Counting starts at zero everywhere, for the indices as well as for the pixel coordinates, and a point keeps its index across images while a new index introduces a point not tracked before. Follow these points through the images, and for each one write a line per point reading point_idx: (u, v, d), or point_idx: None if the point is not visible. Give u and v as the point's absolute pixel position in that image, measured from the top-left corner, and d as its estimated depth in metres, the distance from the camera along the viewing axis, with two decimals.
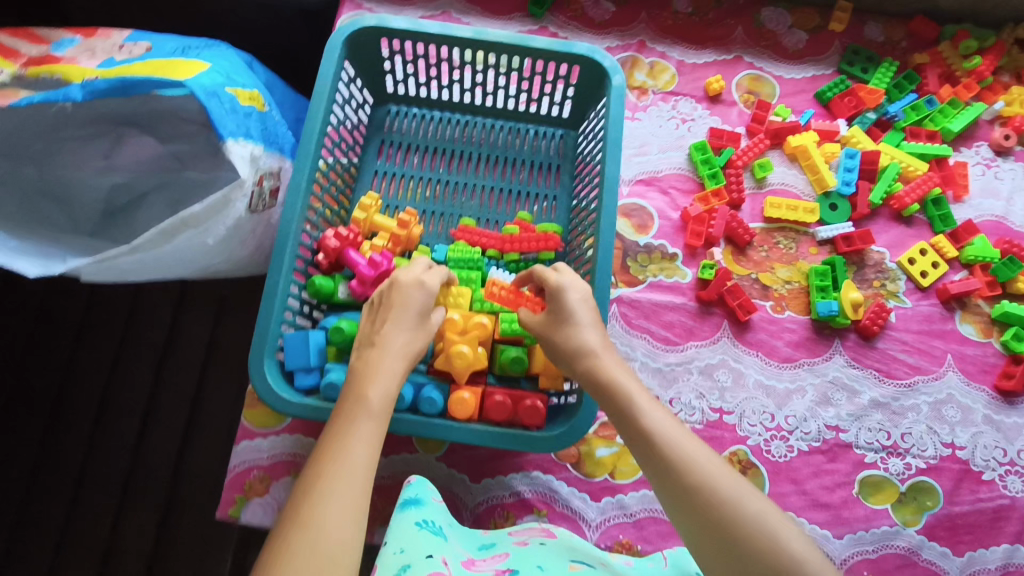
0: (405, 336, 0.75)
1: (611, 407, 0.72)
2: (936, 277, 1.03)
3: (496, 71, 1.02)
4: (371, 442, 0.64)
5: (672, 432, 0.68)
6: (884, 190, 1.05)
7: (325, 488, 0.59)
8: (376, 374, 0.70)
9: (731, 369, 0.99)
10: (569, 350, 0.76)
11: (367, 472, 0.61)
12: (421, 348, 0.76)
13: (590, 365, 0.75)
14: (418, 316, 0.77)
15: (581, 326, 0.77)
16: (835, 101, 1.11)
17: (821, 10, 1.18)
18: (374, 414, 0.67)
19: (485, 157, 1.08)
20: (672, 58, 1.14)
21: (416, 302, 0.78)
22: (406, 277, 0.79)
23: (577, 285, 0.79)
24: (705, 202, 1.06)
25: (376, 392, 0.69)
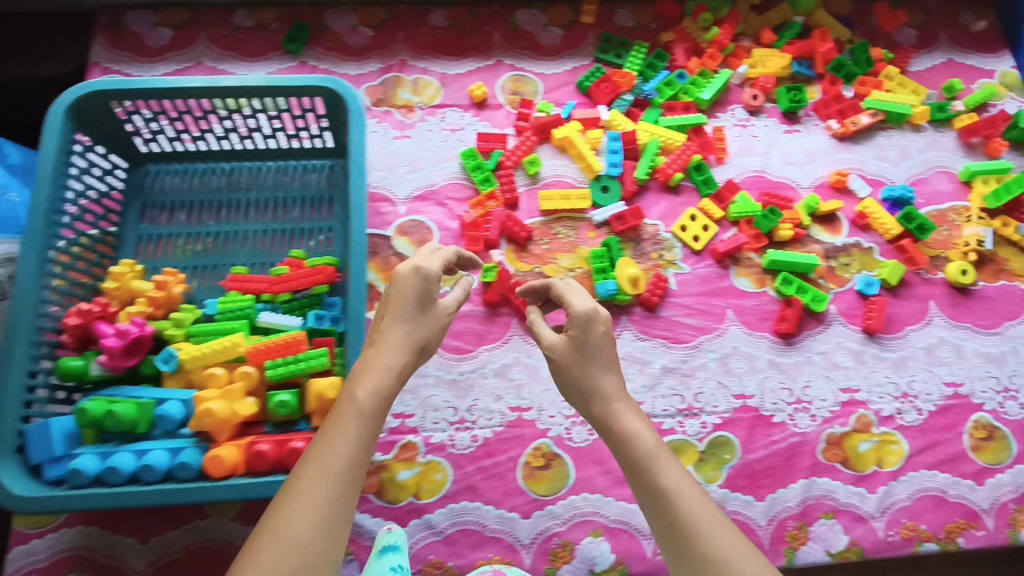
0: (390, 338, 0.73)
1: (626, 460, 0.70)
2: (708, 239, 1.08)
3: (242, 114, 1.01)
4: (359, 458, 0.64)
5: (682, 492, 0.65)
6: (647, 165, 1.10)
7: (297, 505, 0.59)
8: (365, 377, 0.69)
9: (524, 365, 1.00)
10: (583, 390, 0.75)
11: (342, 487, 0.61)
12: (427, 339, 0.75)
13: (609, 416, 0.72)
14: (412, 307, 0.74)
15: (601, 373, 0.74)
16: (592, 89, 1.15)
17: (572, 5, 1.22)
18: (348, 435, 0.64)
19: (254, 201, 1.06)
20: (434, 71, 1.16)
21: (412, 291, 0.75)
22: (403, 267, 0.77)
23: (599, 316, 0.76)
24: (480, 206, 1.07)
25: (352, 399, 0.67)
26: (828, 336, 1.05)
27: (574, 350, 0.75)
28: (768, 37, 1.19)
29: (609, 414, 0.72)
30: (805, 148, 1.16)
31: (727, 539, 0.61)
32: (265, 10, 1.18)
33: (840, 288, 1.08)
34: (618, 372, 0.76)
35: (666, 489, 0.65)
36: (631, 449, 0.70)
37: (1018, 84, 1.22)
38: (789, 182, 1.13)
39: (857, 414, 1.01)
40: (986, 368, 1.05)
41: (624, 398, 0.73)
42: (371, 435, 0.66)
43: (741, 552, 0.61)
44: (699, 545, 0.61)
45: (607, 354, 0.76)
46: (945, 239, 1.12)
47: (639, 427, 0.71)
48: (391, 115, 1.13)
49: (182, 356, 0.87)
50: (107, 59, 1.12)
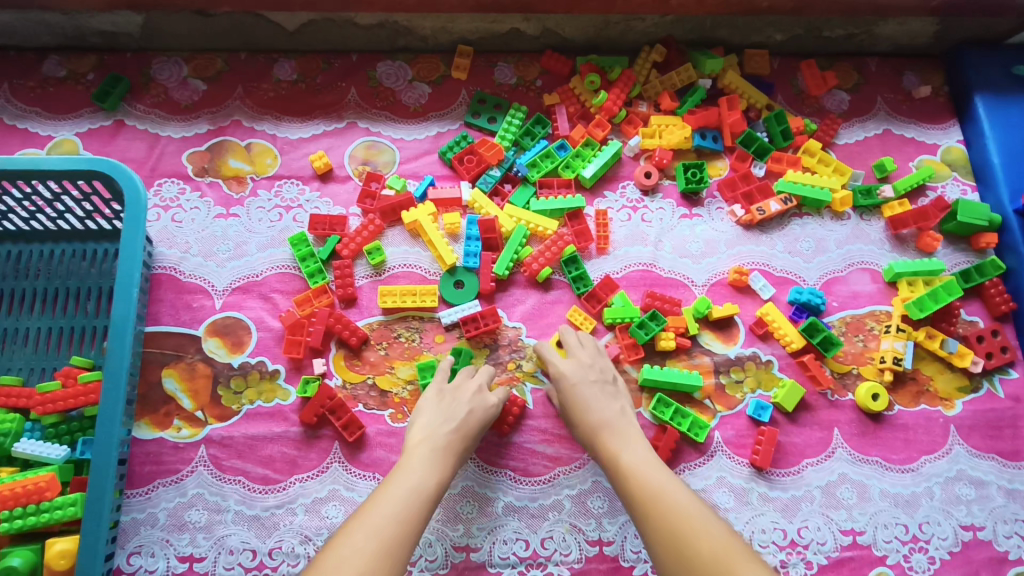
0: (438, 430, 0.77)
1: (617, 481, 0.74)
2: None
3: (15, 195, 0.85)
4: (416, 508, 0.67)
5: (661, 487, 0.70)
6: (509, 259, 0.94)
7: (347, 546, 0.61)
8: (420, 466, 0.73)
9: (342, 501, 0.84)
10: (583, 429, 0.81)
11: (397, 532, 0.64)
12: (461, 440, 0.78)
13: (597, 444, 0.79)
14: (464, 409, 0.80)
15: (591, 406, 0.81)
16: (454, 162, 0.99)
17: (444, 57, 1.06)
18: (405, 489, 0.69)
19: (41, 292, 0.90)
20: (271, 135, 1.00)
21: (467, 407, 0.81)
22: (462, 383, 0.84)
23: (592, 365, 0.86)
24: (306, 304, 0.91)
25: (403, 472, 0.72)
26: (709, 470, 0.89)
27: (575, 385, 0.84)
28: (668, 103, 1.01)
29: (601, 440, 0.78)
30: (702, 238, 0.99)
31: (699, 522, 0.65)
32: (82, 57, 1.02)
33: (729, 411, 0.92)
34: (612, 399, 0.83)
35: (643, 495, 0.70)
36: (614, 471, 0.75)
37: (962, 163, 1.05)
38: (680, 278, 0.97)
39: None
40: (893, 513, 0.89)
41: (610, 427, 0.79)
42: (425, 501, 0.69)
43: (704, 520, 0.65)
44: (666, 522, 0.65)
45: (594, 392, 0.83)
46: (858, 352, 0.95)
47: (616, 450, 0.77)
48: (219, 186, 0.97)
49: None
50: None
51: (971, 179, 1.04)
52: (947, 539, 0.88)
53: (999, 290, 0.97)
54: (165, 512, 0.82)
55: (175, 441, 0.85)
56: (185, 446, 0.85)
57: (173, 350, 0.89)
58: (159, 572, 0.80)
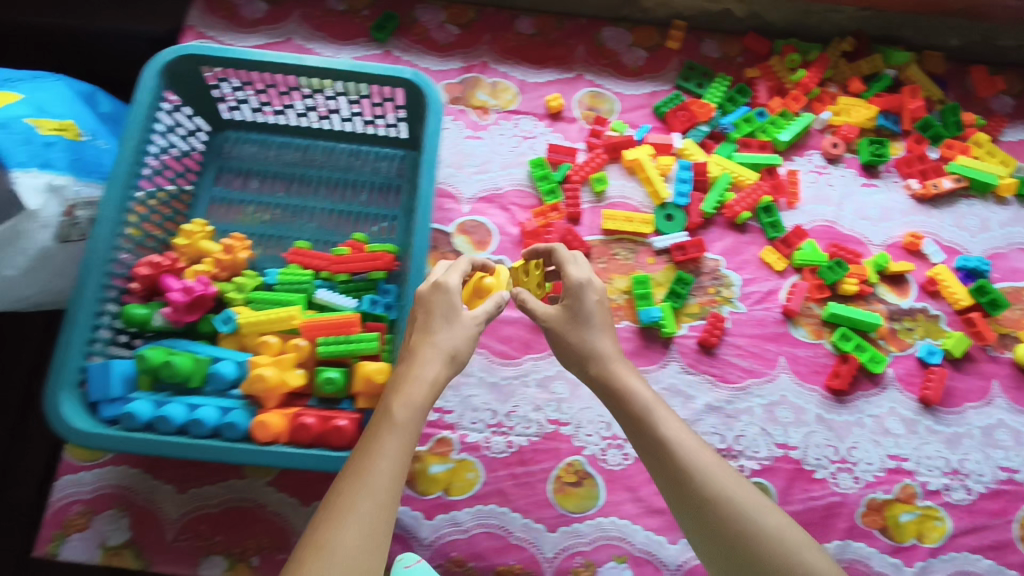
0: (437, 342, 0.74)
1: (637, 431, 0.75)
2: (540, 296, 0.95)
3: (325, 95, 1.02)
4: (405, 443, 0.67)
5: (680, 444, 0.72)
6: (715, 200, 1.08)
7: (361, 490, 0.62)
8: (409, 383, 0.71)
9: (567, 380, 1.00)
10: (580, 357, 0.80)
11: (399, 468, 0.64)
12: (452, 353, 0.75)
13: (605, 375, 0.79)
14: (445, 316, 0.76)
15: (600, 339, 0.80)
16: (669, 115, 1.14)
17: (660, 28, 1.21)
18: (398, 420, 0.68)
19: (325, 180, 1.08)
20: (514, 77, 1.16)
21: (442, 305, 0.76)
22: (427, 285, 0.79)
23: (594, 285, 0.81)
24: (543, 217, 1.07)
25: (402, 397, 0.70)
26: (881, 399, 1.02)
27: (568, 316, 0.81)
28: (857, 87, 1.16)
29: (609, 378, 0.79)
30: (881, 205, 1.13)
31: (734, 487, 0.69)
32: None
33: (900, 352, 1.04)
34: (608, 334, 0.82)
35: (673, 451, 0.72)
36: (631, 411, 0.76)
37: None
38: (860, 236, 1.10)
39: (902, 483, 0.98)
40: None
41: (623, 360, 0.80)
42: (414, 431, 0.68)
43: (751, 496, 0.69)
44: (704, 490, 0.69)
45: (602, 322, 0.81)
46: (1018, 318, 1.07)
47: (640, 393, 0.77)
48: (466, 114, 1.14)
49: (240, 319, 0.89)
50: (204, 25, 1.16)
51: None
52: None
53: None
54: None
55: None
56: None
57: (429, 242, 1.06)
58: None
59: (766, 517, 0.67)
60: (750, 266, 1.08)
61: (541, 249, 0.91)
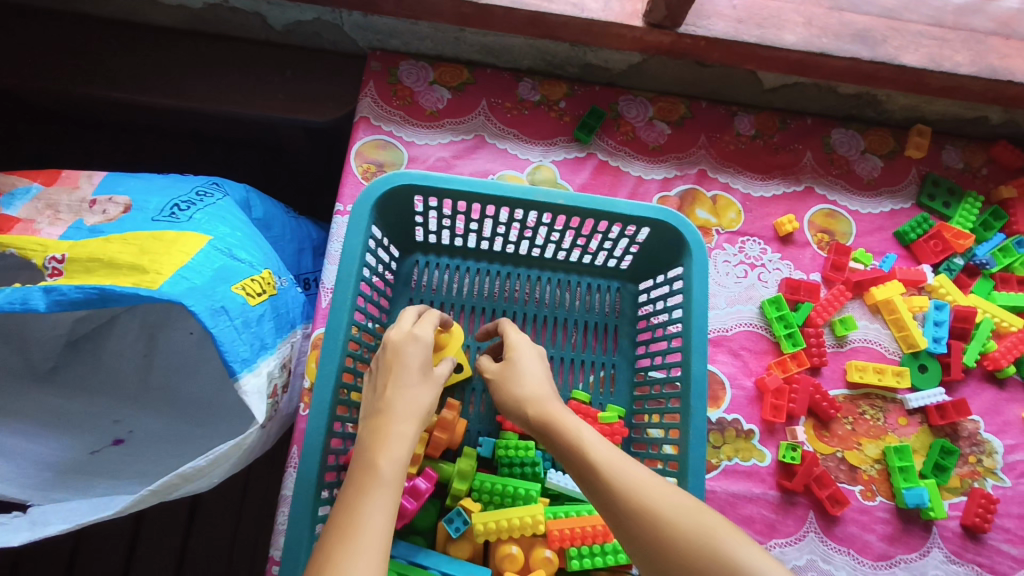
0: (409, 399, 0.65)
1: (569, 461, 0.62)
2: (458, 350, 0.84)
3: (548, 225, 0.86)
4: (385, 503, 0.56)
5: (618, 463, 0.59)
6: (978, 351, 0.94)
7: (335, 559, 0.50)
8: (389, 437, 0.61)
9: (820, 572, 0.86)
10: (516, 409, 0.69)
11: (386, 527, 0.53)
12: (403, 409, 0.64)
13: (543, 416, 0.66)
14: (403, 368, 0.67)
15: (531, 381, 0.70)
16: (917, 243, 0.99)
17: (896, 132, 1.06)
18: (366, 479, 0.57)
19: (531, 318, 0.92)
20: (736, 189, 1.00)
21: (414, 359, 0.69)
22: (396, 334, 0.71)
23: (525, 343, 0.76)
24: (783, 367, 0.93)
25: (376, 456, 0.59)
26: None
27: (514, 363, 0.73)
28: None
29: (546, 415, 0.66)
30: None
31: (663, 501, 0.55)
32: (554, 84, 1.02)
33: None
34: (548, 375, 0.73)
35: (601, 470, 0.58)
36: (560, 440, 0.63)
37: None
38: None
39: None
40: None
41: (546, 399, 0.68)
42: (398, 488, 0.58)
43: (675, 506, 0.54)
44: (642, 510, 0.54)
45: (538, 371, 0.73)
46: None
47: (566, 420, 0.65)
48: None
49: (475, 524, 0.73)
50: (379, 116, 0.98)
51: None
52: None
53: None
54: None
55: None
56: None
57: None
58: None
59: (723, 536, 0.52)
60: (1013, 429, 0.94)
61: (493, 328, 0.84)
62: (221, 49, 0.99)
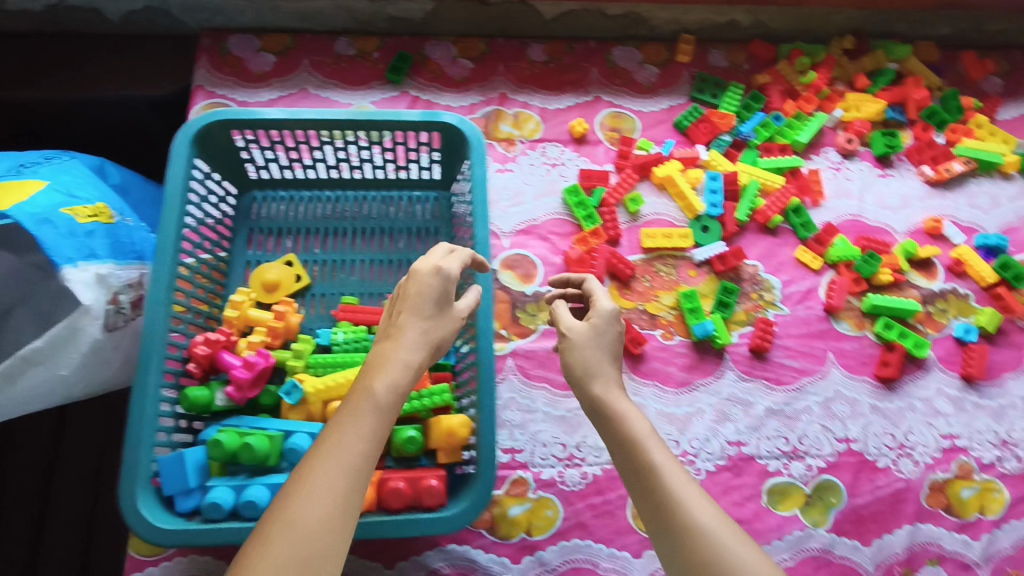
0: (408, 334, 0.71)
1: (620, 446, 0.70)
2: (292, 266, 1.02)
3: (356, 145, 1.02)
4: (373, 436, 0.62)
5: (671, 471, 0.65)
6: (748, 207, 1.11)
7: (318, 482, 0.57)
8: (387, 361, 0.68)
9: (631, 403, 1.01)
10: (575, 374, 0.76)
11: (367, 452, 0.60)
12: (406, 347, 0.69)
13: (603, 396, 0.73)
14: (415, 305, 0.73)
15: (603, 358, 0.77)
16: (691, 128, 1.16)
17: (667, 44, 1.24)
18: (369, 409, 0.63)
19: (360, 230, 1.07)
20: (533, 105, 1.17)
21: (432, 290, 0.73)
22: (424, 263, 0.75)
23: (605, 313, 0.80)
24: (584, 243, 1.08)
25: (374, 387, 0.65)
26: (928, 381, 1.05)
27: (601, 331, 0.78)
28: (863, 82, 1.20)
29: (609, 398, 0.73)
30: (898, 193, 1.17)
31: (702, 512, 0.62)
32: (367, 39, 1.19)
33: (939, 334, 1.08)
34: (615, 355, 0.78)
35: (656, 463, 0.66)
36: (622, 429, 0.70)
37: None
38: (884, 226, 1.14)
39: (959, 460, 1.02)
40: None
41: (599, 378, 0.75)
42: (387, 420, 0.64)
43: (724, 526, 0.61)
44: (688, 516, 0.62)
45: (608, 351, 0.78)
46: None
47: (626, 416, 0.71)
48: (493, 148, 1.14)
49: (307, 388, 0.87)
50: (213, 83, 1.13)
51: None
52: None
53: None
54: None
55: None
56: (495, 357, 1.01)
57: None
58: None
59: (755, 558, 0.59)
60: (787, 268, 1.11)
61: (577, 280, 0.91)
62: (67, 45, 1.13)
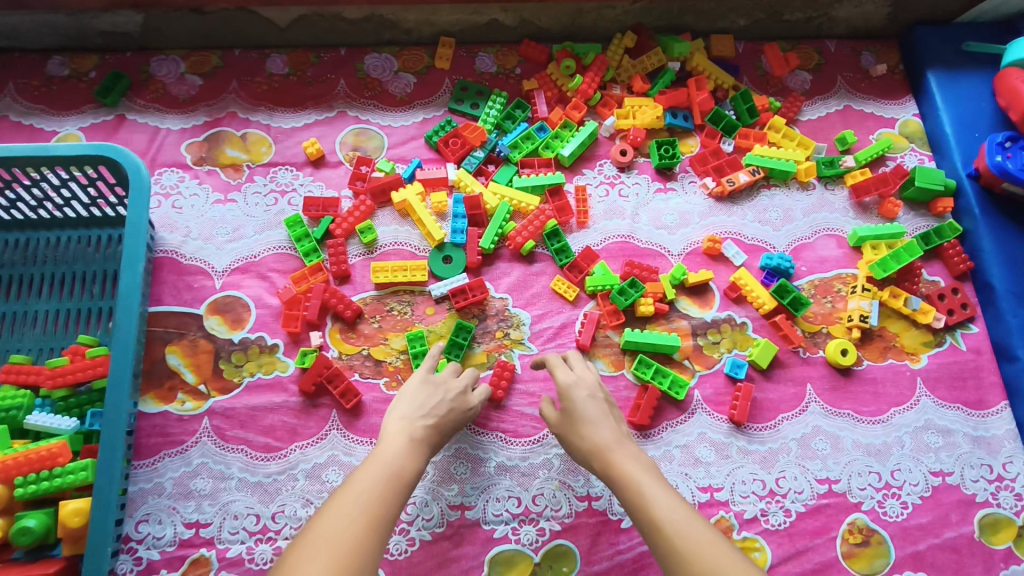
0: (424, 429, 0.78)
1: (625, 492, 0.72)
2: None
3: (24, 183, 0.89)
4: (396, 490, 0.68)
5: (669, 507, 0.68)
6: (494, 234, 0.99)
7: (332, 523, 0.62)
8: (411, 450, 0.74)
9: (341, 466, 0.88)
10: (583, 452, 0.79)
11: (388, 500, 0.67)
12: (417, 430, 0.76)
13: (603, 459, 0.76)
14: (430, 398, 0.81)
15: (590, 428, 0.79)
16: (440, 145, 1.04)
17: (428, 49, 1.12)
18: (390, 470, 0.70)
19: (49, 276, 0.94)
20: (265, 125, 1.05)
21: (461, 413, 0.83)
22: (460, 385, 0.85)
23: (583, 382, 0.85)
24: (302, 281, 0.96)
25: (381, 459, 0.72)
26: (689, 427, 0.94)
27: (583, 383, 0.84)
28: (640, 85, 1.08)
29: (608, 464, 0.75)
30: (677, 210, 1.05)
31: (711, 551, 0.63)
32: (83, 57, 1.07)
33: (707, 370, 0.96)
34: (608, 414, 0.81)
35: (651, 512, 0.68)
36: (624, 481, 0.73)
37: (919, 135, 1.12)
38: (657, 248, 1.02)
39: (717, 517, 0.89)
40: (866, 462, 0.94)
41: (610, 443, 0.77)
42: (406, 482, 0.71)
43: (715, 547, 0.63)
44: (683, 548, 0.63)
45: (596, 409, 0.81)
46: (828, 312, 1.01)
47: (624, 463, 0.75)
48: (215, 174, 1.02)
49: None
50: None
51: (928, 149, 1.11)
52: (918, 484, 0.93)
53: (958, 250, 1.03)
54: (171, 481, 0.86)
55: (179, 413, 0.89)
56: (189, 417, 0.89)
57: (175, 328, 0.93)
58: (167, 538, 0.84)
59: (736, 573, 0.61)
60: (541, 300, 0.99)
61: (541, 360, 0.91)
62: None
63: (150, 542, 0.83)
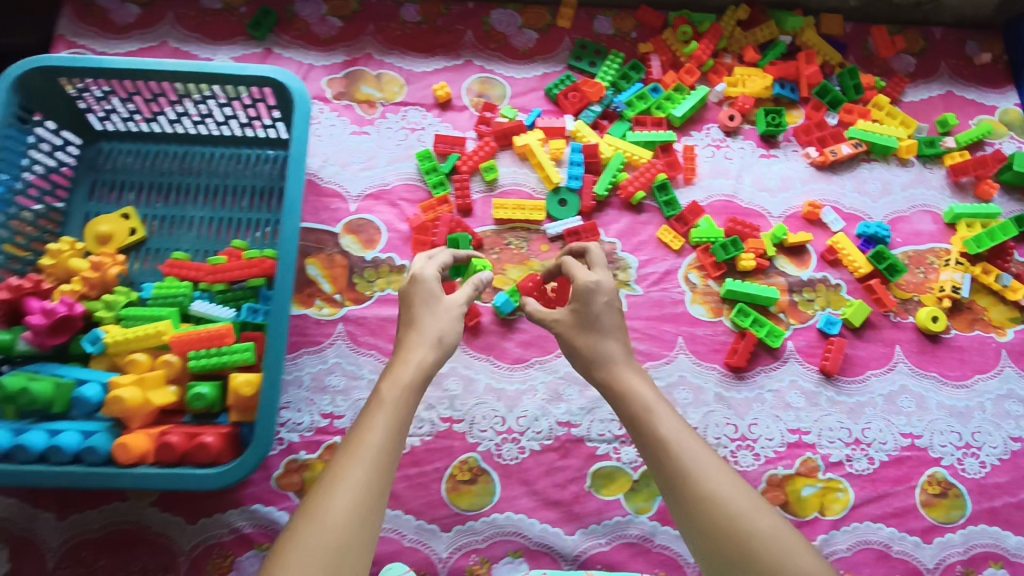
0: (424, 329, 0.76)
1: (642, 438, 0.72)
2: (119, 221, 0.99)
3: (193, 99, 0.98)
4: (392, 419, 0.68)
5: (691, 465, 0.67)
6: (608, 181, 1.06)
7: (347, 468, 0.63)
8: (407, 363, 0.73)
9: (460, 376, 0.96)
10: (590, 358, 0.78)
11: (397, 436, 0.67)
12: (448, 332, 0.76)
13: (612, 379, 0.77)
14: (439, 304, 0.78)
15: (601, 341, 0.78)
16: (559, 97, 1.11)
17: (550, 8, 1.19)
18: (387, 400, 0.69)
19: (204, 187, 1.04)
20: (399, 67, 1.14)
21: (436, 293, 0.79)
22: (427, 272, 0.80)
23: (604, 286, 0.80)
24: (431, 210, 1.04)
25: (402, 375, 0.72)
26: (782, 374, 0.99)
27: (595, 292, 0.80)
28: (751, 56, 1.14)
29: (615, 380, 0.76)
30: (780, 175, 1.11)
31: (718, 486, 0.65)
32: None
33: (801, 324, 1.02)
34: (620, 323, 0.80)
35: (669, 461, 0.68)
36: (640, 424, 0.72)
37: (1018, 123, 1.16)
38: (759, 209, 1.08)
39: (804, 457, 0.95)
40: (949, 422, 0.99)
41: (620, 364, 0.77)
42: (408, 404, 0.70)
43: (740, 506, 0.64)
44: (699, 490, 0.65)
45: (612, 322, 0.79)
46: (920, 282, 1.06)
47: (652, 405, 0.73)
48: (351, 109, 1.11)
49: (107, 338, 0.85)
50: (72, 33, 1.11)
51: None
52: (997, 447, 0.98)
53: None
54: (310, 375, 0.95)
55: (317, 317, 0.98)
56: (326, 321, 0.98)
57: (314, 243, 1.02)
58: (306, 424, 0.92)
59: (765, 522, 0.62)
60: (647, 247, 1.05)
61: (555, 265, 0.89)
62: None
63: (291, 426, 0.92)
